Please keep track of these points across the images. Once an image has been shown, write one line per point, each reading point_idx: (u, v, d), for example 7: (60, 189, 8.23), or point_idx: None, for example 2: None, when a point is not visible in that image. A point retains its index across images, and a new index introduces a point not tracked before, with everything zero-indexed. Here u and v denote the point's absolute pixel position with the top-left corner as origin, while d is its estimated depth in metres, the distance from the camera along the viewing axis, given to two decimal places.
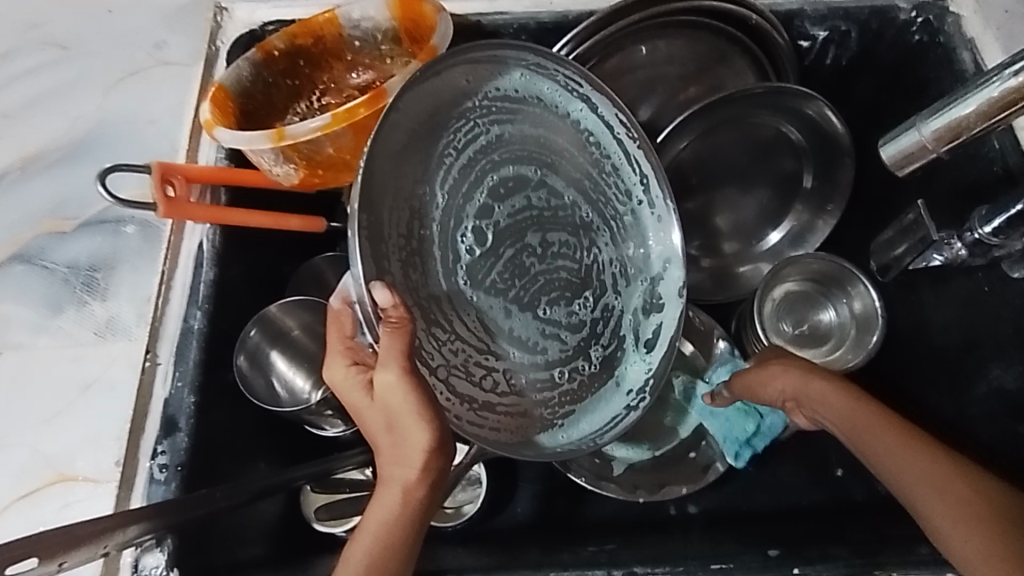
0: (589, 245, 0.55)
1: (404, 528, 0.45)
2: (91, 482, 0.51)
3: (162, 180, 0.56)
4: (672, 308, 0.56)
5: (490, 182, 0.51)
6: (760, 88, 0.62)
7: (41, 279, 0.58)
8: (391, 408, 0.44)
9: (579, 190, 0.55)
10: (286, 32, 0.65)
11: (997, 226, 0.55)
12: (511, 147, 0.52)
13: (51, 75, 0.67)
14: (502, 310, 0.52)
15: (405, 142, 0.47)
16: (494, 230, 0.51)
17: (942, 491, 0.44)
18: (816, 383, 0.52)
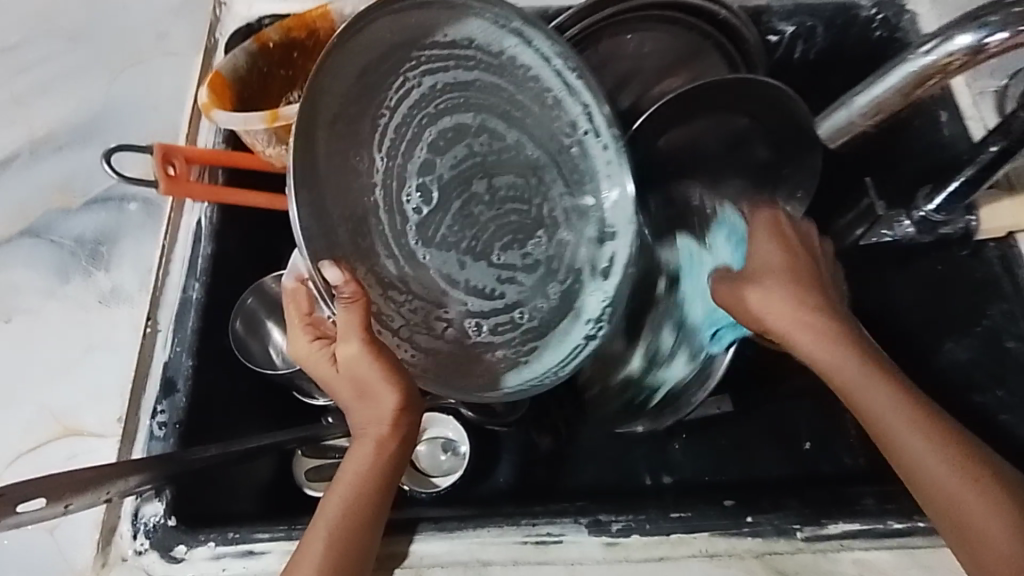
0: (538, 184, 0.60)
1: (379, 478, 0.50)
2: (95, 436, 0.55)
3: (163, 160, 0.61)
4: (625, 234, 0.58)
5: (429, 137, 0.57)
6: (729, 78, 0.65)
7: (50, 251, 0.62)
8: (360, 370, 0.49)
9: (524, 131, 0.59)
10: (281, 25, 0.69)
11: (939, 204, 0.60)
12: (447, 95, 0.57)
13: (61, 63, 0.72)
14: (448, 257, 0.58)
15: (337, 108, 0.52)
16: (439, 184, 0.58)
17: (942, 466, 0.47)
18: (818, 337, 0.53)
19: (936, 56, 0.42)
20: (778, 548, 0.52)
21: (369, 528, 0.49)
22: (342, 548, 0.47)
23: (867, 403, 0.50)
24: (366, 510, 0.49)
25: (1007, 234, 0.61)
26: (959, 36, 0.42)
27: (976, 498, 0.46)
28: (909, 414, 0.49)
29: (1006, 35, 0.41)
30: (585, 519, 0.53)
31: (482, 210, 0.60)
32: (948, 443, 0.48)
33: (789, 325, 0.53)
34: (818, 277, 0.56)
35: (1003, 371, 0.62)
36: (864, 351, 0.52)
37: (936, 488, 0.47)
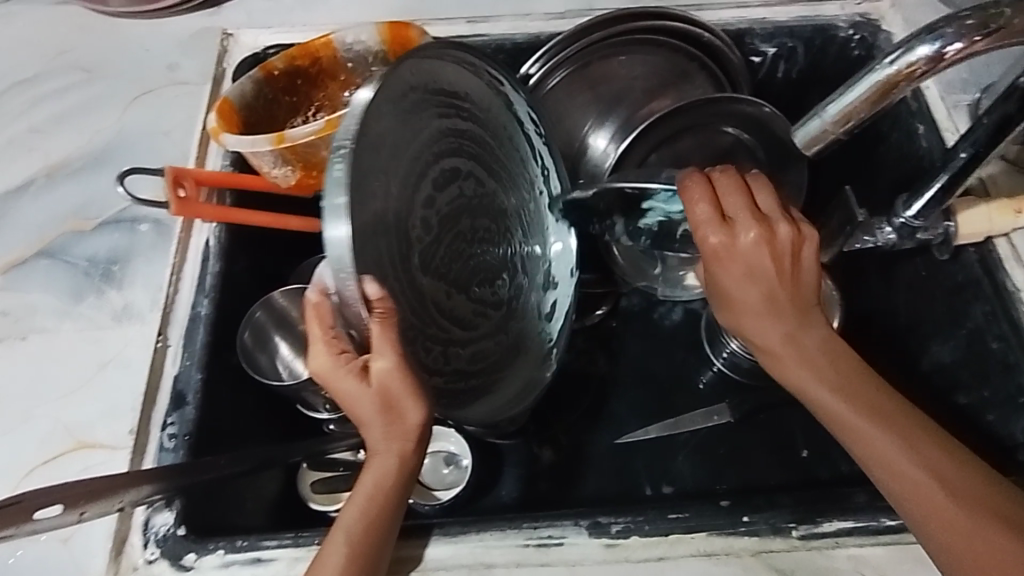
0: (506, 231, 0.64)
1: (397, 492, 0.51)
2: (106, 448, 0.56)
3: (174, 182, 0.63)
4: (566, 287, 0.71)
5: (432, 172, 0.56)
6: (722, 98, 0.68)
7: (65, 271, 0.65)
8: (389, 384, 0.48)
9: (498, 181, 0.63)
10: (286, 54, 0.73)
11: (918, 209, 0.62)
12: (449, 138, 0.58)
13: (75, 93, 0.75)
14: (435, 292, 0.57)
15: (376, 134, 0.49)
16: (435, 216, 0.57)
17: (914, 474, 0.48)
18: (795, 349, 0.55)
19: (903, 61, 0.45)
20: (774, 546, 0.53)
21: (381, 541, 0.50)
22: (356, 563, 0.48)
23: (837, 413, 0.52)
24: (381, 524, 0.50)
25: (984, 237, 0.63)
26: (921, 44, 0.45)
27: (946, 505, 0.47)
28: (884, 422, 0.50)
29: (962, 44, 0.44)
30: (584, 521, 0.54)
31: (464, 246, 0.60)
32: (921, 452, 0.49)
33: (769, 339, 0.56)
34: (801, 291, 0.55)
35: (987, 371, 0.64)
36: (838, 363, 0.54)
37: (908, 496, 0.48)
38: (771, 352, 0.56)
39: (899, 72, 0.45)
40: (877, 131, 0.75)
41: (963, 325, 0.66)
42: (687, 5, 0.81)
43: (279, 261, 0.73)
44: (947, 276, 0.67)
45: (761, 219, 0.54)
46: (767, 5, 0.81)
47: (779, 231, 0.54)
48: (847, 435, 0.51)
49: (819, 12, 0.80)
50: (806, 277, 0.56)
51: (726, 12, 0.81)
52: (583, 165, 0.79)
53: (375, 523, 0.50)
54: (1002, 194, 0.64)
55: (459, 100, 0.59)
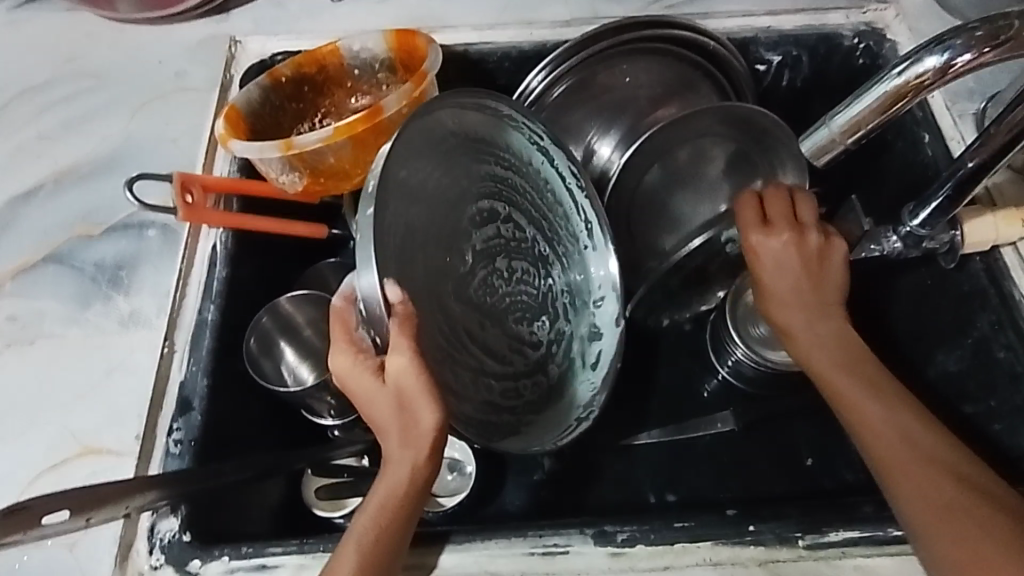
0: (545, 275, 0.65)
1: (413, 499, 0.50)
2: (113, 454, 0.56)
3: (182, 188, 0.64)
4: (610, 336, 0.65)
5: (472, 214, 0.60)
6: (732, 104, 0.69)
7: (72, 277, 0.65)
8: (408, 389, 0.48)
9: (538, 228, 0.65)
10: (293, 60, 0.74)
11: (924, 218, 0.62)
12: (487, 183, 0.61)
13: (83, 100, 0.75)
14: (468, 322, 0.60)
15: (404, 170, 0.53)
16: (472, 252, 0.60)
17: (916, 467, 0.49)
18: (815, 336, 0.57)
19: (911, 71, 0.45)
20: (781, 556, 0.53)
21: (393, 545, 0.49)
22: (365, 558, 0.48)
23: (852, 400, 0.53)
24: (390, 533, 0.49)
25: (991, 246, 0.63)
26: (930, 55, 0.44)
27: (945, 501, 0.47)
28: (894, 414, 0.52)
29: (971, 55, 0.44)
30: (590, 529, 0.54)
31: (500, 284, 0.63)
32: (925, 449, 0.50)
33: (790, 325, 0.58)
34: (823, 290, 0.58)
35: (994, 381, 0.64)
36: (861, 358, 0.56)
37: (917, 502, 0.48)
38: (792, 337, 0.58)
39: (907, 83, 0.45)
40: (882, 139, 0.75)
41: (969, 335, 0.66)
42: (692, 13, 0.81)
43: (284, 267, 0.74)
44: (952, 285, 0.67)
45: (797, 225, 0.59)
46: (772, 13, 0.81)
47: (809, 238, 0.58)
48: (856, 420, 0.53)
49: (824, 21, 0.80)
50: (830, 280, 0.59)
51: (732, 20, 0.81)
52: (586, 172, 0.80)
53: (385, 521, 0.49)
54: (1009, 203, 0.64)
55: (500, 150, 0.62)
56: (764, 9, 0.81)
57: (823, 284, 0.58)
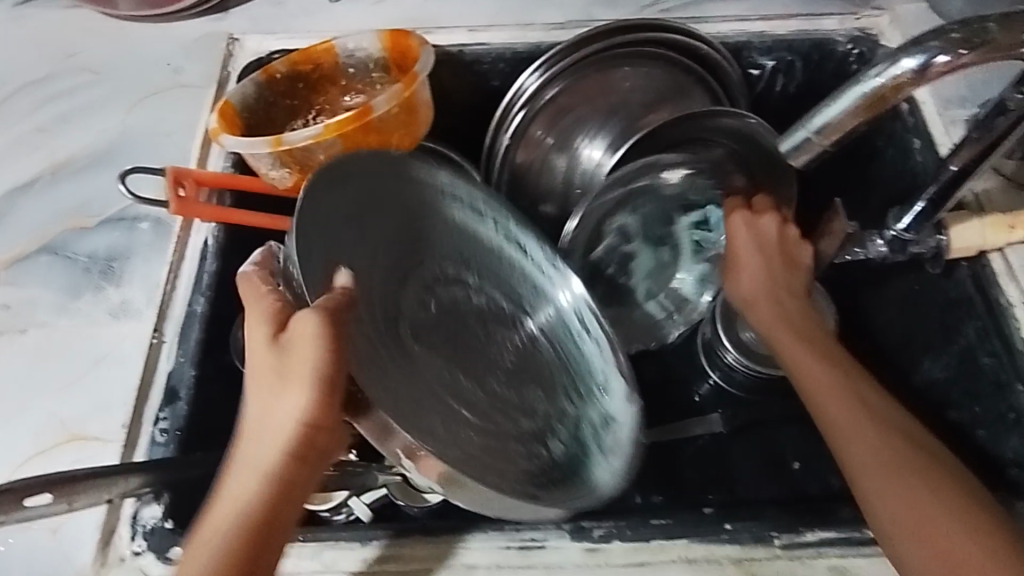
0: (529, 342, 0.66)
1: (277, 497, 0.45)
2: (99, 441, 0.57)
3: (174, 182, 0.65)
4: (625, 414, 0.63)
5: (438, 275, 0.66)
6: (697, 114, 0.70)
7: (65, 267, 0.66)
8: (293, 357, 0.45)
9: (510, 298, 0.67)
10: (289, 58, 0.75)
11: (908, 223, 0.62)
12: (450, 251, 0.65)
13: (81, 94, 0.77)
14: (431, 366, 0.61)
15: (345, 220, 0.55)
16: (436, 303, 0.65)
17: (860, 425, 0.52)
18: (776, 307, 0.63)
19: (889, 72, 0.44)
20: (755, 555, 0.53)
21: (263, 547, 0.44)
22: (225, 545, 0.44)
23: (806, 363, 0.58)
24: (249, 531, 0.44)
25: (977, 253, 0.63)
26: (907, 56, 0.44)
27: (883, 456, 0.50)
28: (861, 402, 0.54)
29: (947, 57, 0.44)
30: (567, 525, 0.54)
31: (474, 343, 0.66)
32: (875, 410, 0.54)
33: (749, 298, 0.64)
34: (790, 281, 0.64)
35: (979, 387, 0.63)
36: (815, 331, 0.61)
37: (867, 471, 0.50)
38: (753, 308, 0.64)
39: (886, 85, 0.45)
40: (872, 145, 0.75)
41: (954, 342, 0.66)
42: (686, 17, 0.82)
43: None
44: (938, 291, 0.67)
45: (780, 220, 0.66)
46: (766, 18, 0.81)
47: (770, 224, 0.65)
48: (808, 384, 0.57)
49: (817, 27, 0.80)
50: (795, 271, 0.65)
51: (726, 25, 0.81)
52: (574, 175, 0.82)
53: (252, 515, 0.44)
54: (997, 210, 0.64)
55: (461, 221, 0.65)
56: (758, 14, 0.82)
57: (781, 266, 0.64)
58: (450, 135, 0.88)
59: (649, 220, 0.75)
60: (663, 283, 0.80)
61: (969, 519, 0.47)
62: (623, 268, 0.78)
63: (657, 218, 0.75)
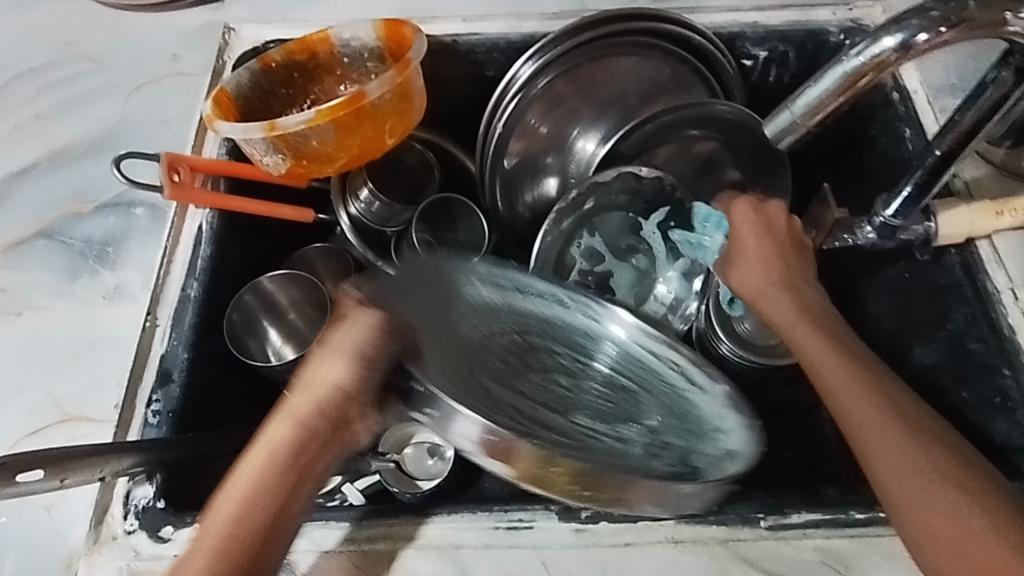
0: (618, 391, 0.57)
1: (286, 468, 0.45)
2: (93, 422, 0.58)
3: (170, 168, 0.66)
4: (732, 429, 0.57)
5: (500, 344, 0.57)
6: (662, 113, 0.71)
7: (62, 252, 0.67)
8: (346, 334, 0.49)
9: (574, 356, 0.59)
10: (285, 47, 0.75)
11: (895, 209, 0.63)
12: (502, 320, 0.59)
13: (80, 83, 0.77)
14: (508, 398, 0.49)
15: (386, 298, 0.52)
16: (513, 372, 0.54)
17: (871, 405, 0.50)
18: (782, 298, 0.62)
19: (870, 51, 0.45)
20: (742, 536, 0.53)
21: (256, 536, 0.43)
22: (229, 529, 0.43)
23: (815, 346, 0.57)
24: (256, 509, 0.44)
25: (966, 239, 0.64)
26: (887, 35, 0.45)
27: (896, 437, 0.48)
28: (877, 395, 0.51)
29: (926, 35, 0.44)
30: (555, 506, 0.55)
31: (566, 405, 0.54)
32: (892, 403, 0.50)
33: (756, 293, 0.64)
34: (795, 270, 0.65)
35: (968, 373, 0.63)
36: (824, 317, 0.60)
37: (879, 467, 0.48)
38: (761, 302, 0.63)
39: (868, 64, 0.45)
40: (865, 135, 0.75)
41: (944, 329, 0.66)
42: (679, 7, 0.82)
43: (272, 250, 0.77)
44: (929, 279, 0.67)
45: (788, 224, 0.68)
46: (759, 8, 0.82)
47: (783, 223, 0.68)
48: (820, 368, 0.55)
49: (811, 17, 0.80)
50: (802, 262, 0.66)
51: (719, 15, 0.81)
52: (569, 167, 0.81)
53: (257, 489, 0.44)
54: (986, 197, 0.65)
55: (497, 290, 0.60)
56: (752, 5, 0.82)
57: (784, 260, 0.65)
58: (445, 125, 0.88)
59: (610, 235, 0.76)
60: (647, 289, 0.77)
61: (982, 503, 0.45)
62: (604, 287, 0.76)
63: (618, 232, 0.77)
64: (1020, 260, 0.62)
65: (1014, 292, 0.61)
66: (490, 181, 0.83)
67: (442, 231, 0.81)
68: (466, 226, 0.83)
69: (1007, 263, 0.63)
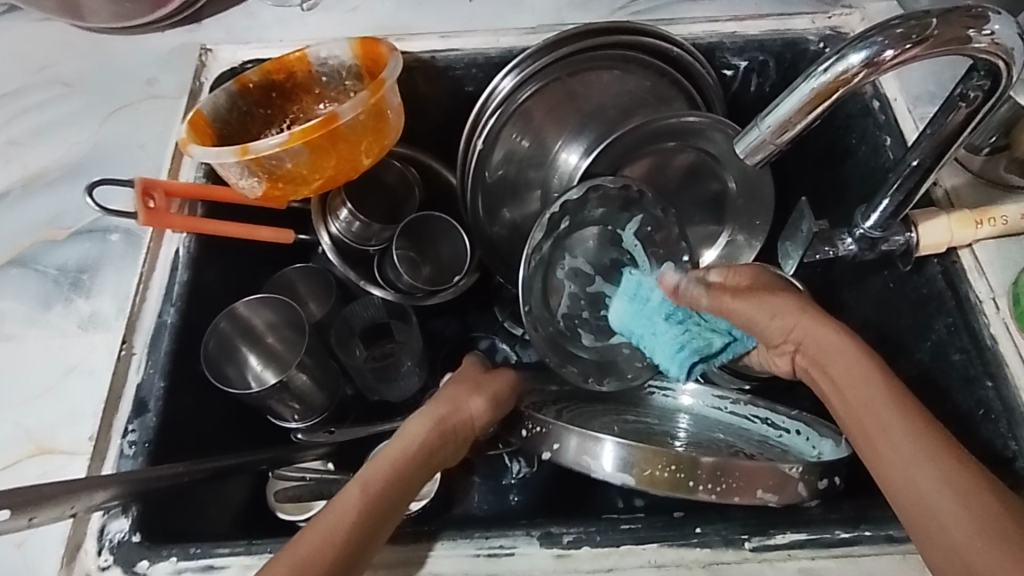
0: (716, 443, 0.66)
1: (411, 477, 0.53)
2: (66, 454, 0.57)
3: (144, 193, 0.65)
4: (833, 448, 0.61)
5: (613, 425, 0.67)
6: (646, 123, 0.70)
7: (35, 280, 0.66)
8: (490, 379, 0.62)
9: (669, 433, 0.68)
10: (261, 68, 0.75)
11: (875, 221, 0.62)
12: (598, 415, 0.69)
13: (54, 107, 0.77)
14: (629, 434, 0.63)
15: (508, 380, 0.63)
16: (620, 429, 0.66)
17: (926, 461, 0.46)
18: (822, 336, 0.57)
19: (835, 68, 0.44)
20: (726, 558, 0.52)
21: (376, 524, 0.49)
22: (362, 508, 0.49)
23: (852, 385, 0.52)
24: (385, 500, 0.51)
25: (947, 248, 0.63)
26: (853, 51, 0.44)
27: (939, 489, 0.45)
28: (911, 432, 0.48)
29: (892, 51, 0.44)
30: (536, 531, 0.54)
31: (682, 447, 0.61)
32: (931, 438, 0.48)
33: (793, 333, 0.59)
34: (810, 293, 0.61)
35: (950, 383, 0.63)
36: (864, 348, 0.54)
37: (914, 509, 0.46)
38: (798, 339, 0.58)
39: (835, 80, 0.44)
40: (846, 144, 0.75)
41: (928, 338, 0.66)
42: (658, 18, 0.82)
43: (252, 270, 0.77)
44: (912, 288, 0.67)
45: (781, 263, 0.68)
46: (737, 18, 0.81)
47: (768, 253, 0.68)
48: (859, 410, 0.51)
49: (789, 27, 0.80)
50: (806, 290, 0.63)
51: (697, 26, 0.81)
52: (552, 181, 0.79)
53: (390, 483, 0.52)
54: (965, 207, 0.64)
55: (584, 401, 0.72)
56: (730, 15, 0.81)
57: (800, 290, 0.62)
58: (426, 141, 0.88)
59: (592, 254, 0.75)
60: None
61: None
62: (596, 305, 0.77)
63: (599, 249, 0.75)
64: (999, 269, 0.62)
65: (996, 302, 0.61)
66: (472, 195, 0.82)
67: (425, 249, 0.83)
68: (447, 244, 0.84)
69: (987, 272, 0.62)
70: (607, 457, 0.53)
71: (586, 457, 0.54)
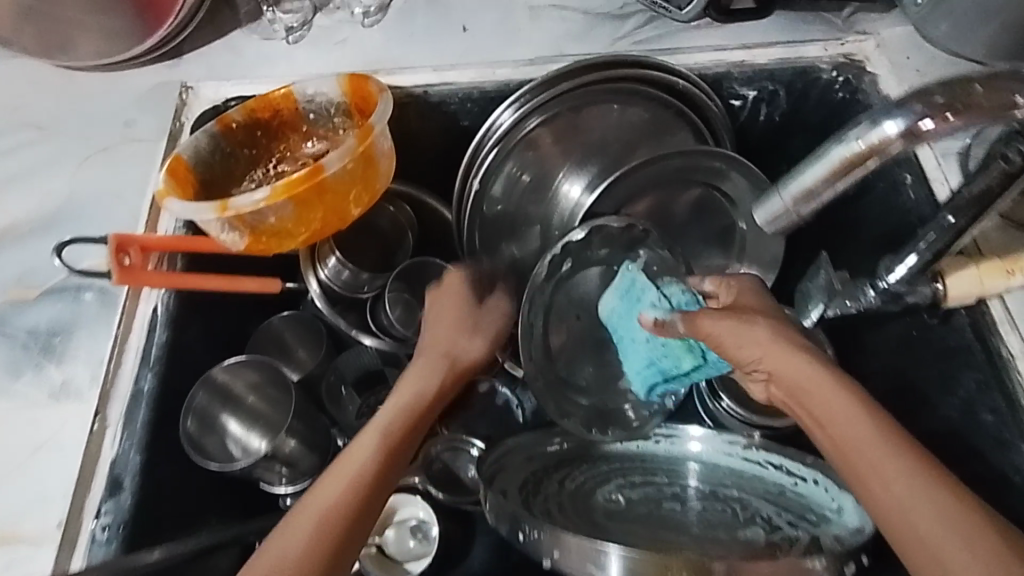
0: (725, 507, 0.61)
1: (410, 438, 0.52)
2: (33, 542, 0.53)
3: (118, 250, 0.61)
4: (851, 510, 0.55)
5: (616, 496, 0.63)
6: (655, 162, 0.66)
7: (5, 345, 0.62)
8: (485, 319, 0.63)
9: (677, 495, 0.64)
10: (245, 106, 0.71)
11: (900, 274, 0.58)
12: (603, 483, 0.65)
13: (26, 153, 0.73)
14: (636, 521, 0.58)
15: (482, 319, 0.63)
16: (625, 503, 0.62)
17: (927, 506, 0.40)
18: (791, 366, 0.48)
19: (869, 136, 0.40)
20: None
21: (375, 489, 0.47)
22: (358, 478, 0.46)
23: (834, 417, 0.44)
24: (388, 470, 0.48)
25: (977, 299, 0.59)
26: (888, 119, 0.40)
27: (944, 538, 0.38)
28: (906, 469, 0.41)
29: (932, 120, 0.40)
30: None
31: (689, 530, 0.57)
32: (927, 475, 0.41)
33: (762, 362, 0.49)
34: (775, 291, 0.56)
35: (979, 443, 0.59)
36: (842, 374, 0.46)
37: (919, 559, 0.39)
38: (767, 369, 0.49)
39: (866, 149, 0.41)
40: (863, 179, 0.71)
41: (954, 393, 0.61)
42: (662, 45, 0.77)
43: (240, 319, 0.74)
44: (937, 338, 0.63)
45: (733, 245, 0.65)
46: (747, 46, 0.76)
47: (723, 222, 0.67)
48: (845, 449, 0.43)
49: (800, 54, 0.75)
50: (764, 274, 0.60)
51: (703, 55, 0.76)
52: (552, 218, 0.76)
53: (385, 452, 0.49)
54: (994, 253, 0.60)
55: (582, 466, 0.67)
56: (738, 42, 0.77)
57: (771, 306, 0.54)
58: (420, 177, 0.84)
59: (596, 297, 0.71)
60: None
61: None
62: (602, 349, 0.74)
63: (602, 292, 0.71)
64: None
65: None
66: (469, 232, 0.78)
67: None
68: None
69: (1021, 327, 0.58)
70: (611, 568, 0.47)
71: (589, 565, 0.48)
